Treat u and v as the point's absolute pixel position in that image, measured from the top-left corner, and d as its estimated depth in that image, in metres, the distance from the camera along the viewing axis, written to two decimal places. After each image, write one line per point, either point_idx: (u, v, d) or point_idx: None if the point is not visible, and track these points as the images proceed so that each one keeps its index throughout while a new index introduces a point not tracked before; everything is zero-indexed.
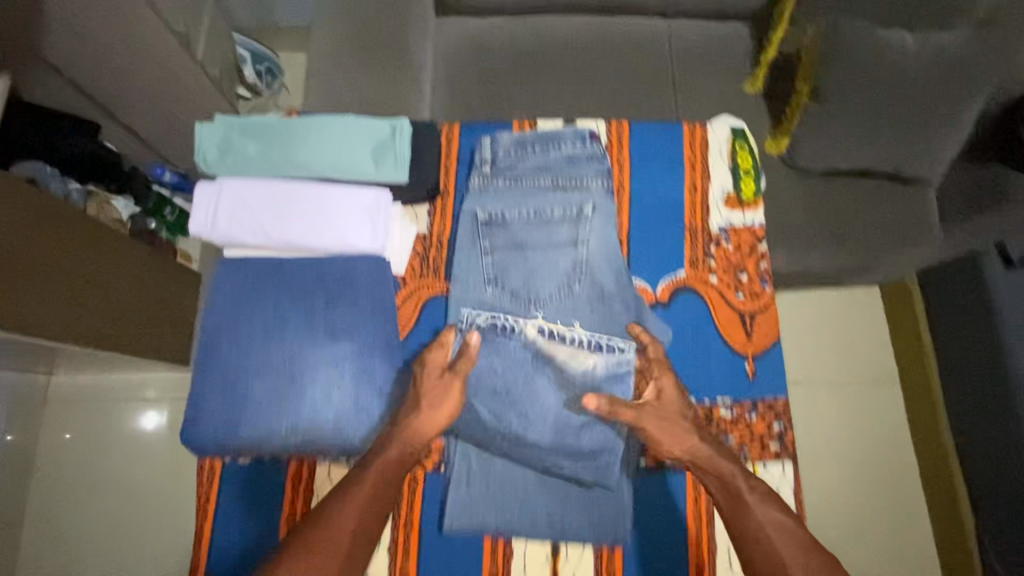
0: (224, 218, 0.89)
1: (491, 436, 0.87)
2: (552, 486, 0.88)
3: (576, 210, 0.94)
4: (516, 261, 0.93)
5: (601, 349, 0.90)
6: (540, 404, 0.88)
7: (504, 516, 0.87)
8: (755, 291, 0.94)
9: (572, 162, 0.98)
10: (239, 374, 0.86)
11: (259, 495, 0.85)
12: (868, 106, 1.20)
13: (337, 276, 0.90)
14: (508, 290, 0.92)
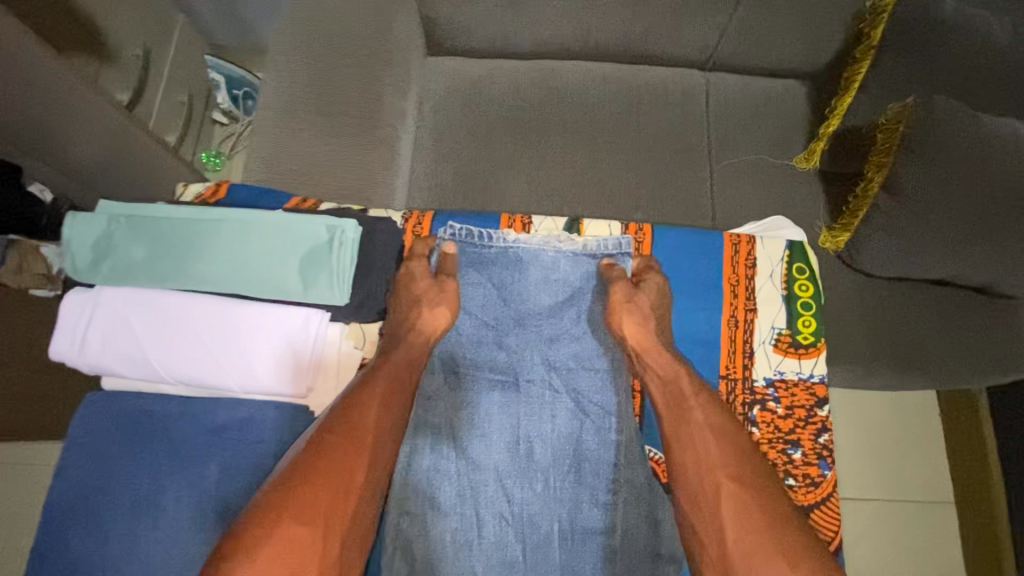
0: (99, 345, 0.66)
1: (484, 386, 0.78)
2: (531, 464, 0.75)
3: (566, 307, 0.81)
4: (493, 368, 0.78)
5: (589, 471, 0.75)
6: (528, 307, 0.81)
7: (466, 490, 0.74)
8: (809, 475, 0.72)
9: (572, 262, 0.82)
10: (89, 566, 0.62)
11: None
12: (964, 210, 0.93)
13: (239, 430, 0.66)
14: (483, 406, 0.77)
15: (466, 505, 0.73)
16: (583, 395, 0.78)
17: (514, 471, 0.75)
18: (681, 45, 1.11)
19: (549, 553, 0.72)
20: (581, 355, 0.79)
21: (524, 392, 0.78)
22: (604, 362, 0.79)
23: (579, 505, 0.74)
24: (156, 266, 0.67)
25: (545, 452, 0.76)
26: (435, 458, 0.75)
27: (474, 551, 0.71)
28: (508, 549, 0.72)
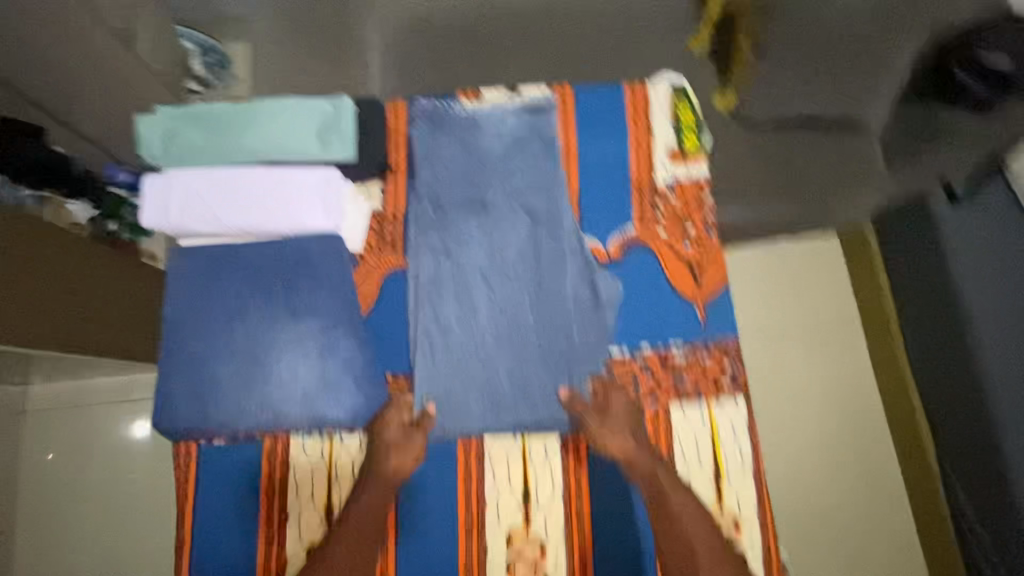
0: (177, 209, 0.90)
1: (463, 214, 0.98)
2: (507, 264, 0.96)
3: (513, 147, 1.01)
4: (464, 200, 0.98)
5: (541, 261, 0.96)
6: (486, 154, 1.00)
7: (458, 285, 0.95)
8: (701, 240, 0.98)
9: (515, 115, 1.02)
10: (206, 359, 0.87)
11: (236, 470, 0.88)
12: (804, 46, 1.34)
13: (293, 255, 0.91)
14: (457, 230, 0.97)
15: (461, 294, 0.94)
16: (531, 207, 0.98)
17: (494, 271, 0.95)
18: None
19: (525, 318, 0.94)
20: (533, 182, 0.99)
21: (491, 213, 0.97)
22: (544, 183, 0.99)
23: (542, 283, 0.95)
24: (211, 149, 0.91)
25: (513, 252, 0.96)
26: (432, 269, 0.95)
27: (473, 323, 0.93)
28: (498, 320, 0.93)
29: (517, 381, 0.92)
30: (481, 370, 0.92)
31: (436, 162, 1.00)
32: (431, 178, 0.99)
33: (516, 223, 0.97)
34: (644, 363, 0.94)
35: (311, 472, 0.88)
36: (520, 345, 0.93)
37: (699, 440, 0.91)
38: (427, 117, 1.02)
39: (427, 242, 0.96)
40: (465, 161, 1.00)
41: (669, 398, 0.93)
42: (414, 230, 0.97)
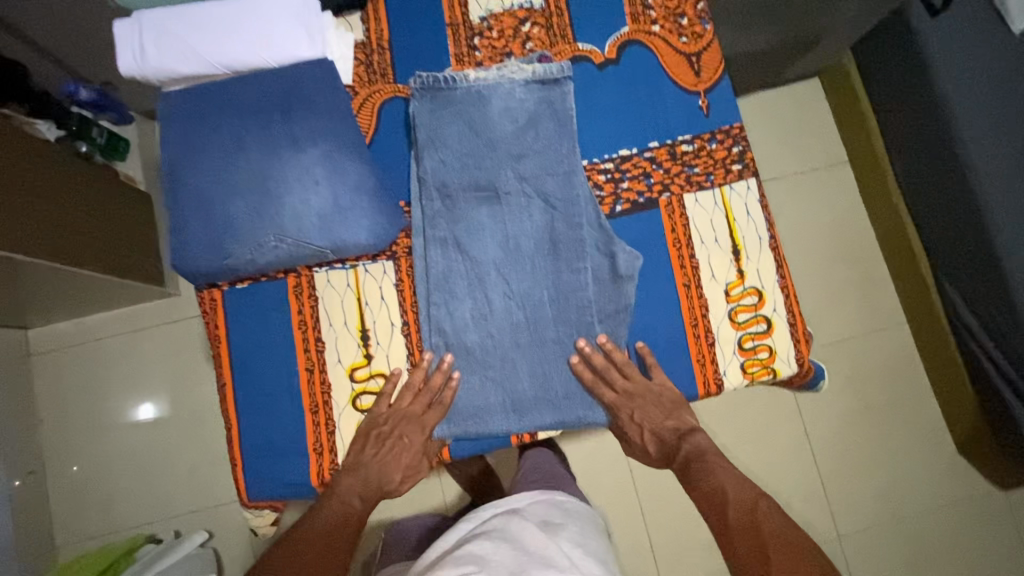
0: (152, 49, 0.85)
1: (472, 200, 0.90)
2: (523, 255, 0.89)
3: (523, 121, 0.91)
4: (472, 185, 0.90)
5: (559, 252, 0.89)
6: (494, 131, 0.91)
7: (473, 291, 0.88)
8: (697, 32, 0.97)
9: (524, 85, 0.91)
10: (212, 200, 0.84)
11: (265, 308, 0.89)
12: None
13: (285, 85, 0.87)
14: (465, 222, 0.89)
15: (476, 294, 0.88)
16: (545, 193, 0.90)
17: (509, 264, 0.89)
18: None
19: (546, 319, 0.88)
20: (547, 164, 0.91)
21: (503, 201, 0.90)
22: (557, 166, 0.90)
23: (562, 277, 0.89)
24: None
25: (529, 243, 0.90)
26: (444, 258, 0.89)
27: (493, 322, 0.88)
28: (518, 320, 0.88)
29: (539, 374, 0.88)
30: (500, 367, 0.88)
31: (440, 142, 0.90)
32: (431, 158, 0.90)
33: (529, 211, 0.90)
34: (653, 158, 0.94)
35: (341, 303, 0.89)
36: (541, 344, 0.88)
37: (715, 221, 0.92)
38: (425, 91, 0.91)
39: (433, 242, 0.89)
40: (470, 138, 0.90)
41: (682, 186, 0.92)
42: (413, 101, 0.91)
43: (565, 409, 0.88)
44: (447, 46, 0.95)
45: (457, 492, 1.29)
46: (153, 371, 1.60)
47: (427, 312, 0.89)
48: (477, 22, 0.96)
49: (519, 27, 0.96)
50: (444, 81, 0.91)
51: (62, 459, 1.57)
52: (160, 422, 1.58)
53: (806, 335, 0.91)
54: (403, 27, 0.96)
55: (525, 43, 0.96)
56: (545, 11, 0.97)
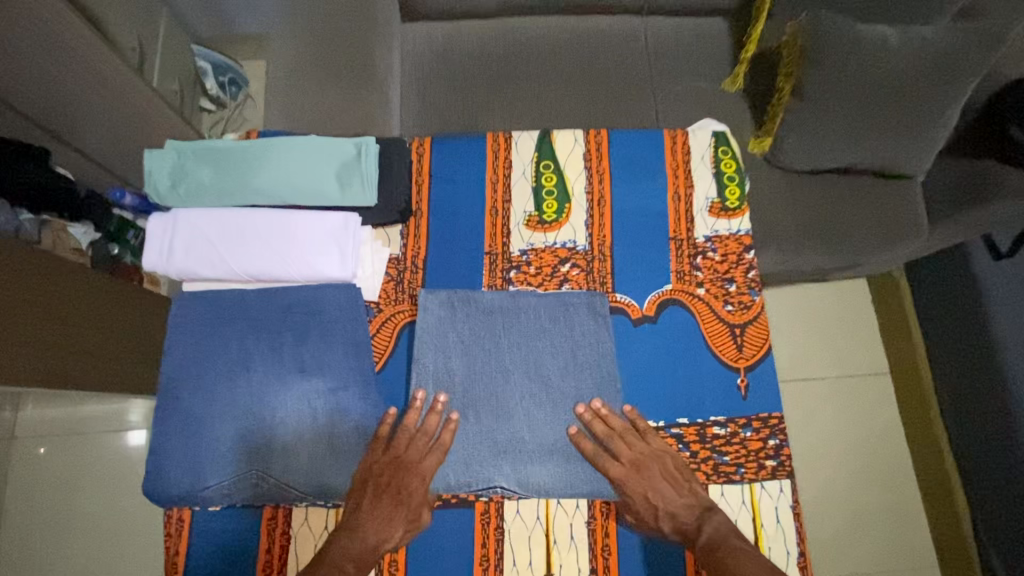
0: (180, 251, 0.83)
1: (486, 398, 0.84)
2: (536, 448, 0.82)
3: (535, 330, 0.87)
4: (483, 384, 0.84)
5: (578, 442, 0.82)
6: (505, 337, 0.87)
7: (476, 368, 0.85)
8: (745, 302, 0.91)
9: (525, 297, 0.89)
10: (203, 420, 0.79)
11: (236, 540, 0.79)
12: (839, 108, 1.17)
13: (305, 308, 0.84)
14: (471, 420, 0.83)
15: (487, 373, 0.85)
16: (557, 390, 0.85)
17: (518, 461, 0.82)
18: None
19: (553, 390, 0.85)
20: (566, 368, 0.86)
21: (507, 404, 0.84)
22: (570, 368, 0.85)
23: (577, 469, 0.82)
24: (220, 190, 0.84)
25: (541, 440, 0.83)
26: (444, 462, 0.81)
27: (502, 404, 0.84)
28: (531, 391, 0.84)
29: (551, 444, 0.82)
30: (509, 440, 0.82)
31: (446, 348, 0.86)
32: (427, 360, 0.84)
33: (541, 413, 0.83)
34: (680, 436, 0.86)
35: (313, 549, 0.80)
36: (554, 418, 0.83)
37: (739, 525, 0.82)
38: (447, 301, 0.88)
39: (451, 400, 0.83)
40: (481, 342, 0.86)
41: (708, 476, 0.84)
42: (422, 311, 0.87)
43: (572, 469, 0.82)
44: (481, 275, 0.92)
45: None
46: None
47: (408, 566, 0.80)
48: (517, 254, 0.93)
49: (558, 267, 0.93)
50: (452, 295, 0.88)
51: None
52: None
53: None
54: (440, 250, 0.93)
55: (561, 284, 0.92)
56: (587, 255, 0.93)
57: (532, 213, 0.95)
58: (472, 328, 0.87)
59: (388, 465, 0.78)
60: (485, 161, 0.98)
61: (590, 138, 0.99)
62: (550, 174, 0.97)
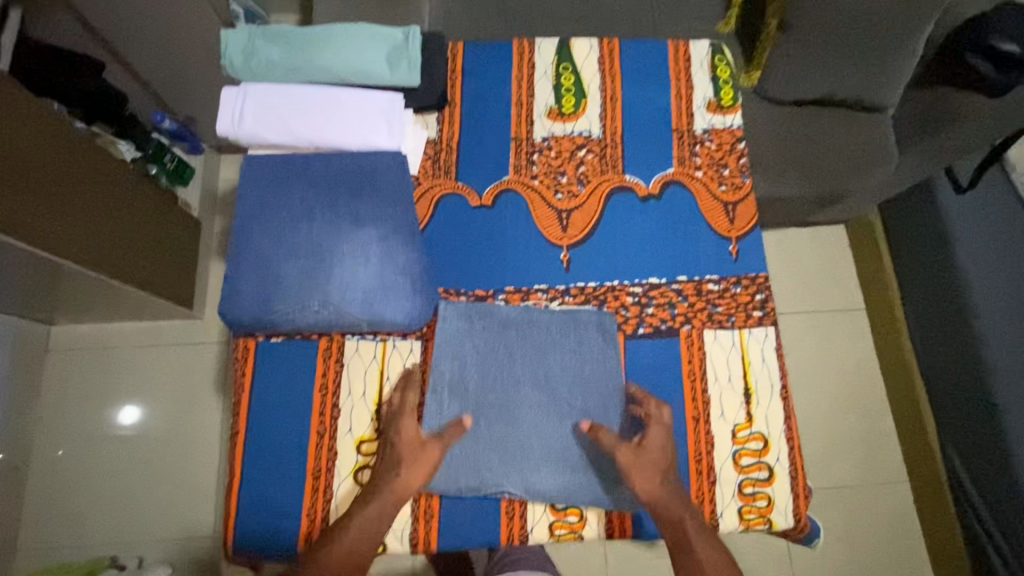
0: (250, 117, 0.95)
1: (499, 408, 0.92)
2: (543, 453, 0.91)
3: (544, 345, 0.95)
4: (497, 393, 0.93)
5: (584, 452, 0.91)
6: (517, 353, 0.94)
7: (490, 377, 0.93)
8: (736, 183, 1.05)
9: (536, 316, 0.96)
10: (271, 259, 0.92)
11: (297, 365, 0.93)
12: (818, 38, 1.32)
13: (358, 170, 0.96)
14: (485, 424, 0.92)
15: (500, 386, 0.93)
16: (565, 403, 0.93)
17: (527, 462, 0.90)
18: None
19: (559, 402, 0.93)
20: (571, 383, 0.94)
21: (520, 413, 0.92)
22: (576, 381, 0.94)
23: (580, 471, 0.90)
24: (285, 67, 0.97)
25: (549, 448, 0.91)
26: (457, 466, 0.90)
27: (514, 413, 0.92)
28: (540, 402, 0.93)
29: (557, 453, 0.91)
30: (518, 447, 0.91)
31: (461, 357, 0.94)
32: (446, 370, 0.93)
33: (550, 426, 0.92)
34: (679, 290, 0.99)
35: (362, 373, 0.93)
36: (561, 427, 0.92)
37: (730, 362, 0.95)
38: (463, 311, 0.95)
39: (466, 404, 0.92)
40: (494, 357, 0.94)
41: (704, 322, 0.97)
42: (441, 321, 0.95)
43: (575, 469, 0.90)
44: (508, 157, 1.05)
45: (426, 559, 1.33)
46: (148, 380, 1.72)
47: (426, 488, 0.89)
48: (539, 140, 1.07)
49: (575, 151, 1.06)
50: (466, 309, 0.96)
51: (48, 448, 1.66)
52: (149, 434, 1.69)
53: (804, 530, 0.92)
54: (472, 134, 1.06)
55: (578, 165, 1.05)
56: (601, 141, 1.07)
57: (553, 106, 1.08)
58: (484, 345, 0.94)
59: (403, 458, 0.85)
60: (512, 62, 1.11)
61: (603, 45, 1.12)
62: (568, 74, 1.10)
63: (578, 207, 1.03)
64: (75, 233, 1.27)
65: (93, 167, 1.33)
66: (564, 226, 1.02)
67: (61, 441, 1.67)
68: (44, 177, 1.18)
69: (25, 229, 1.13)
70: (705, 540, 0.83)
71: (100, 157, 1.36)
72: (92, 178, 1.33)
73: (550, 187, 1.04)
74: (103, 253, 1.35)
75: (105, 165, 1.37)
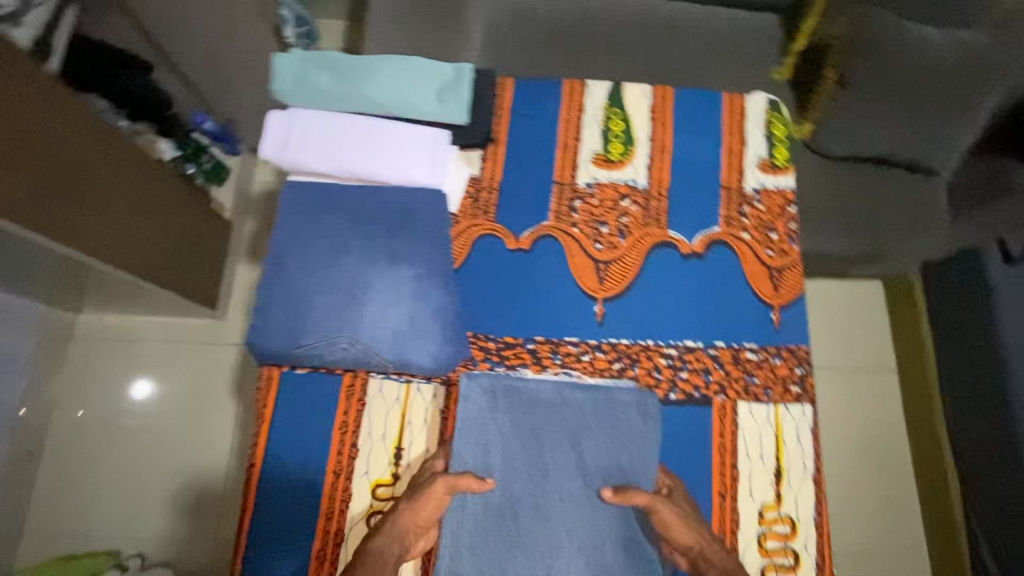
0: (295, 144, 0.94)
1: (530, 497, 0.86)
2: (577, 547, 0.85)
3: (577, 429, 0.88)
4: (527, 479, 0.87)
5: (619, 545, 0.85)
6: (546, 434, 0.88)
7: (517, 466, 0.87)
8: (784, 249, 1.01)
9: (568, 394, 0.90)
10: (303, 292, 0.91)
11: (319, 398, 0.91)
12: (877, 96, 1.27)
13: (398, 206, 0.95)
14: (515, 516, 0.85)
15: (528, 472, 0.87)
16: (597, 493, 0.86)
17: (561, 557, 0.85)
18: None
19: (592, 493, 0.86)
20: (604, 470, 0.87)
21: (549, 504, 0.86)
22: (610, 469, 0.87)
23: (618, 569, 0.85)
24: (335, 95, 0.95)
25: (583, 542, 0.85)
26: (485, 562, 0.84)
27: (545, 505, 0.86)
28: (573, 493, 0.86)
29: (589, 549, 0.85)
30: (549, 545, 0.85)
31: (488, 442, 0.87)
32: (469, 460, 0.86)
33: (582, 517, 0.85)
34: (716, 357, 0.95)
35: (384, 414, 0.91)
36: (595, 520, 0.86)
37: (763, 438, 0.92)
38: (488, 390, 0.89)
39: (494, 491, 0.86)
40: (521, 439, 0.88)
41: (739, 393, 0.93)
42: (465, 405, 0.88)
43: (608, 564, 0.85)
44: (549, 201, 1.03)
45: None
46: (165, 376, 1.73)
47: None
48: (582, 185, 1.04)
49: (619, 201, 1.03)
50: (494, 385, 0.89)
51: (70, 408, 1.69)
52: (161, 413, 1.70)
53: None
54: (515, 174, 1.04)
55: (621, 216, 1.02)
56: (646, 193, 1.04)
57: (600, 152, 1.06)
58: (512, 421, 0.88)
59: (424, 513, 0.82)
60: (561, 103, 1.08)
61: (656, 93, 1.09)
62: (618, 119, 1.07)
63: (617, 259, 1.00)
64: (104, 230, 1.23)
65: (127, 161, 1.30)
66: (602, 278, 0.99)
67: (83, 404, 1.69)
68: (76, 172, 1.15)
69: (56, 227, 1.10)
70: None
71: (134, 151, 1.33)
72: (126, 174, 1.29)
73: (589, 236, 1.01)
74: (132, 251, 1.31)
75: (139, 159, 1.34)
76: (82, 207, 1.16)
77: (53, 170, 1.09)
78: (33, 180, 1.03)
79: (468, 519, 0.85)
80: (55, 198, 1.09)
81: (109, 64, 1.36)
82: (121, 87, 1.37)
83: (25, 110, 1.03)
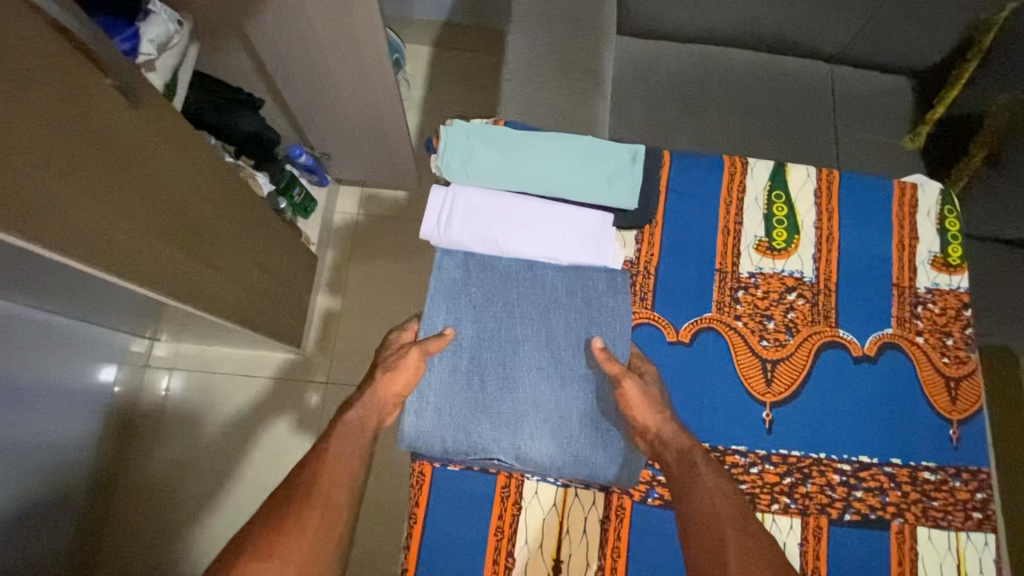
0: (457, 225, 0.90)
1: (497, 360, 0.88)
2: (542, 413, 0.87)
3: (549, 301, 0.91)
4: (496, 346, 0.89)
5: (583, 415, 0.87)
6: (516, 300, 0.90)
7: (486, 334, 0.89)
8: (961, 357, 0.95)
9: (539, 266, 0.92)
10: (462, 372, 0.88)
11: (473, 499, 0.86)
12: None
13: (569, 295, 0.91)
14: (481, 379, 0.87)
15: (498, 340, 0.89)
16: (563, 361, 0.89)
17: (523, 418, 0.86)
18: (819, 40, 1.34)
19: (563, 367, 0.88)
20: (570, 340, 0.89)
21: (515, 367, 0.88)
22: (574, 336, 0.90)
23: (582, 436, 0.86)
24: (501, 174, 0.90)
25: (549, 406, 0.87)
26: (440, 413, 0.86)
27: (511, 372, 0.88)
28: (540, 363, 0.88)
29: (554, 420, 0.87)
30: (514, 410, 0.86)
31: (460, 309, 0.90)
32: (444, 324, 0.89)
33: (550, 384, 0.87)
34: (892, 476, 0.89)
35: (541, 520, 0.87)
36: (561, 389, 0.87)
37: (944, 568, 0.86)
38: (460, 262, 0.91)
39: (460, 348, 0.88)
40: (495, 306, 0.90)
41: (918, 517, 0.87)
42: (437, 278, 0.90)
43: (572, 429, 0.86)
44: (711, 291, 0.96)
45: None
46: None
47: (420, 440, 0.85)
48: (745, 275, 0.97)
49: (784, 294, 0.96)
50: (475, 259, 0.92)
51: None
52: None
53: None
54: (674, 258, 0.98)
55: (787, 311, 0.95)
56: (813, 286, 0.97)
57: (763, 239, 0.99)
58: (482, 286, 0.91)
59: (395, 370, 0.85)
60: (720, 183, 1.02)
61: (821, 177, 1.02)
62: (781, 204, 1.01)
63: (786, 359, 0.93)
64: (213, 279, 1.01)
65: (231, 197, 1.08)
66: (769, 380, 0.93)
67: None
68: (189, 216, 0.92)
69: (173, 284, 0.89)
70: (712, 486, 0.77)
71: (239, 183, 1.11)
72: (232, 213, 1.07)
73: (755, 331, 0.94)
74: (236, 300, 1.11)
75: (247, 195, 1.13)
76: (204, 267, 0.97)
77: (170, 214, 0.87)
78: (159, 236, 0.84)
79: (435, 381, 0.87)
80: (170, 249, 0.87)
81: (222, 100, 1.30)
82: (233, 124, 1.31)
83: (156, 156, 0.83)
